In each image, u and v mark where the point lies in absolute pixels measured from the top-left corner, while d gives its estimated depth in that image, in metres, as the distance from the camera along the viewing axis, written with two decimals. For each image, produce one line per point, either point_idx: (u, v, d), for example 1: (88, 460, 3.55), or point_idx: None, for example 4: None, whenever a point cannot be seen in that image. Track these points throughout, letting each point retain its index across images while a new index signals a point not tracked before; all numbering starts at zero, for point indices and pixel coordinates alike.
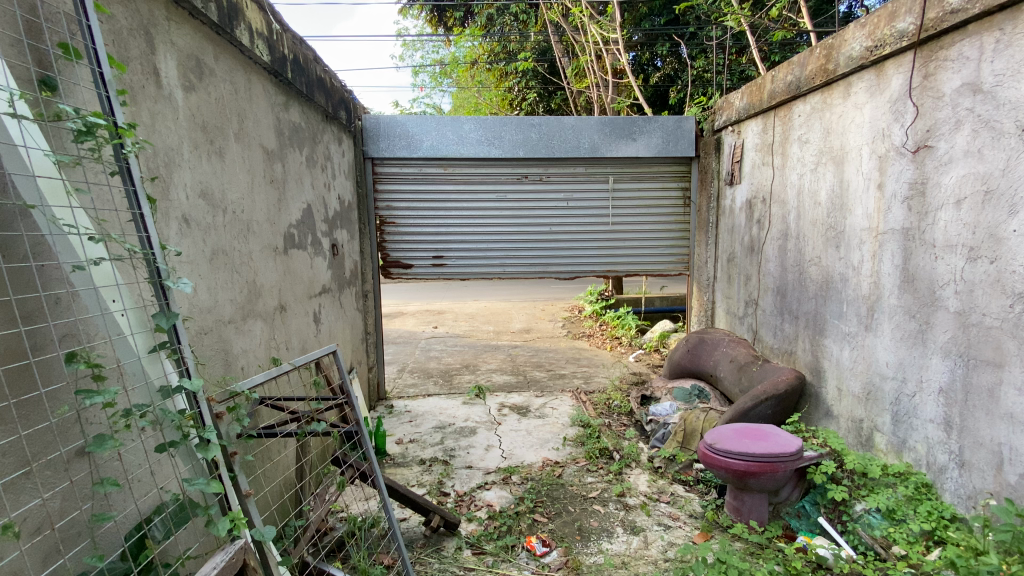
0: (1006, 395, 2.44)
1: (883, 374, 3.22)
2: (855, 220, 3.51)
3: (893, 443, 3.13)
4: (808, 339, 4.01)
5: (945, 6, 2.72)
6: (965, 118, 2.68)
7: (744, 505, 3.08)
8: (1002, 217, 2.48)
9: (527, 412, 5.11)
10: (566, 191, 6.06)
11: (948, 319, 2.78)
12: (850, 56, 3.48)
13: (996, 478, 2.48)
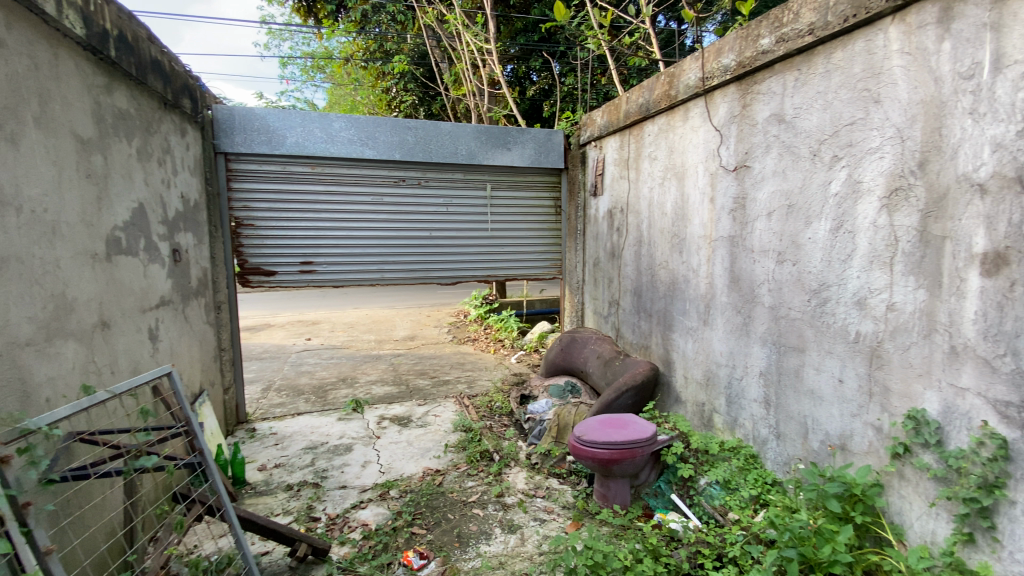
0: (808, 374, 2.95)
1: (718, 362, 3.70)
2: (693, 228, 4.00)
3: (727, 422, 3.60)
4: (660, 334, 4.46)
5: (757, 47, 3.25)
6: (773, 143, 3.21)
7: (610, 491, 3.30)
8: (800, 227, 3.00)
9: (407, 422, 4.97)
10: (444, 196, 6.04)
11: (764, 312, 3.28)
12: (687, 84, 3.97)
13: (803, 445, 2.97)
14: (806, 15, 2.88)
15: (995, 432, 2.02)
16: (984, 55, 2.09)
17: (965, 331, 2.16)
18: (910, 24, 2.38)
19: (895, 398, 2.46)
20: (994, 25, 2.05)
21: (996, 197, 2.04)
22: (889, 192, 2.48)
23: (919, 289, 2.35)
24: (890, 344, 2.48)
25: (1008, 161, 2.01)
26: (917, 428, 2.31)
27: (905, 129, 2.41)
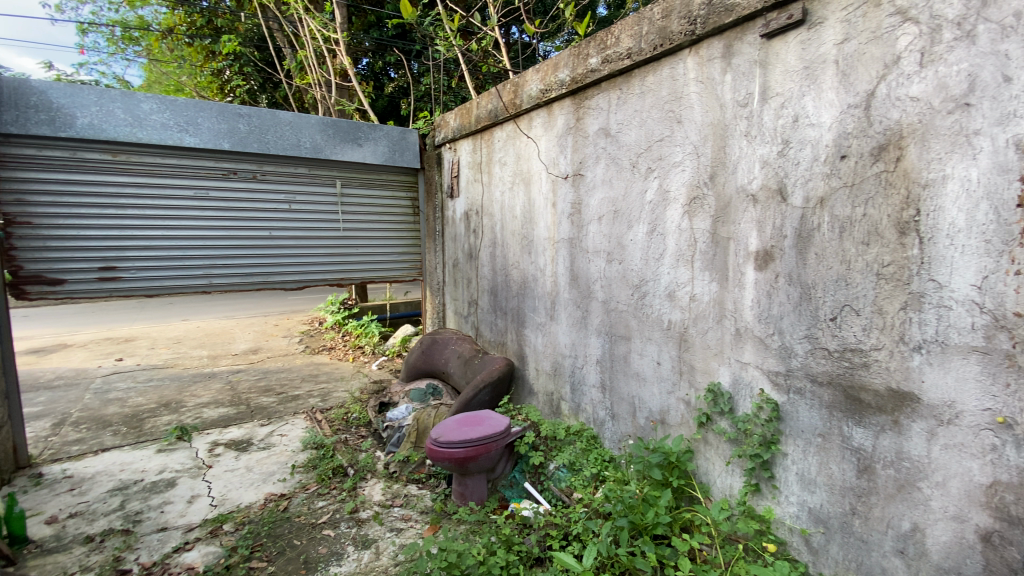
0: (634, 360, 3.32)
1: (563, 354, 3.98)
2: (539, 231, 4.25)
3: (572, 408, 3.90)
4: (514, 331, 4.66)
5: (587, 66, 3.59)
6: (601, 154, 3.56)
7: (467, 489, 3.35)
8: (624, 229, 3.37)
9: (247, 446, 4.45)
10: (286, 192, 5.55)
11: (598, 306, 3.61)
12: (529, 95, 4.22)
13: (633, 423, 3.34)
14: (625, 40, 3.26)
15: (770, 398, 2.49)
16: (754, 88, 2.56)
17: (745, 315, 2.62)
18: (702, 57, 2.83)
19: (699, 375, 2.88)
20: (760, 63, 2.53)
21: (764, 205, 2.51)
22: (690, 201, 2.91)
23: (713, 282, 2.79)
24: (694, 329, 2.91)
25: (771, 176, 2.48)
26: (715, 399, 2.75)
27: (700, 146, 2.85)
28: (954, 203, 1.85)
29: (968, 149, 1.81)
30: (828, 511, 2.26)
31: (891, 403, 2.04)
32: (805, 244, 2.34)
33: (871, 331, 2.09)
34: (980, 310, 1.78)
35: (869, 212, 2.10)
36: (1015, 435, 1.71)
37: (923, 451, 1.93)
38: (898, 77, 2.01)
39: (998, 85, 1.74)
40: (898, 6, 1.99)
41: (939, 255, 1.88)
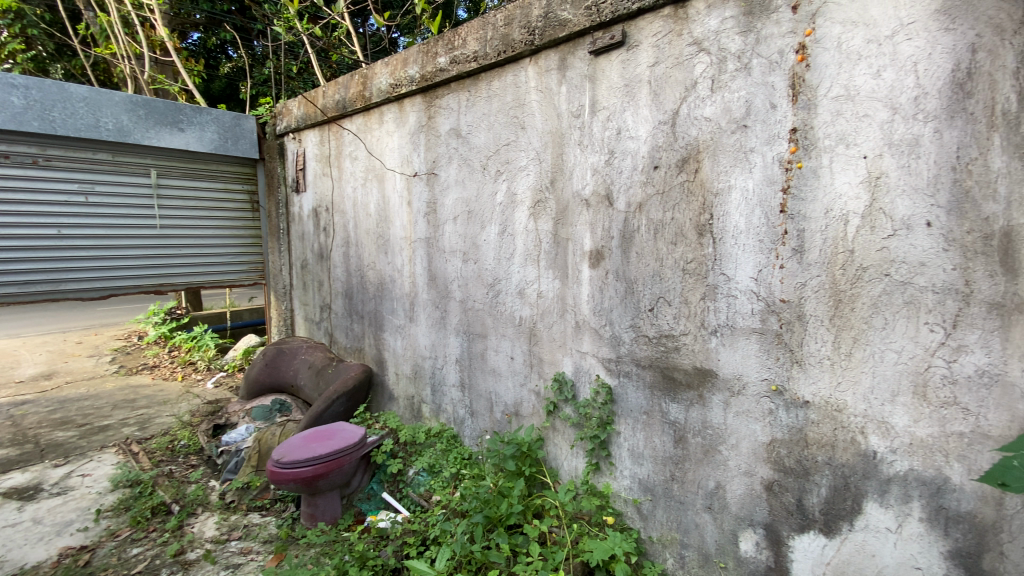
0: (491, 357, 3.39)
1: (422, 356, 3.92)
2: (394, 230, 4.12)
3: (433, 410, 3.85)
4: (371, 335, 4.45)
5: (436, 64, 3.57)
6: (453, 154, 3.57)
7: (317, 509, 3.14)
8: (478, 230, 3.42)
9: (32, 494, 3.59)
10: (82, 182, 4.60)
11: (455, 306, 3.62)
12: (379, 88, 4.07)
13: (490, 419, 3.41)
14: (471, 42, 3.31)
15: (604, 382, 2.74)
16: (585, 100, 2.78)
17: (584, 309, 2.84)
18: (541, 67, 2.99)
19: (547, 367, 3.05)
20: (590, 77, 2.75)
21: (596, 209, 2.75)
22: (535, 203, 3.07)
23: (556, 279, 2.97)
24: (542, 325, 3.07)
25: (601, 182, 2.72)
26: (561, 388, 2.94)
27: (542, 152, 3.02)
28: (738, 209, 2.20)
29: (746, 164, 2.17)
30: (655, 481, 2.55)
31: (698, 380, 2.36)
32: (629, 244, 2.60)
33: (680, 318, 2.41)
34: (757, 298, 2.15)
35: (677, 216, 2.41)
36: (784, 398, 2.10)
37: (722, 419, 2.28)
38: (696, 100, 2.33)
39: (766, 112, 2.12)
40: (695, 38, 2.32)
41: (728, 253, 2.24)
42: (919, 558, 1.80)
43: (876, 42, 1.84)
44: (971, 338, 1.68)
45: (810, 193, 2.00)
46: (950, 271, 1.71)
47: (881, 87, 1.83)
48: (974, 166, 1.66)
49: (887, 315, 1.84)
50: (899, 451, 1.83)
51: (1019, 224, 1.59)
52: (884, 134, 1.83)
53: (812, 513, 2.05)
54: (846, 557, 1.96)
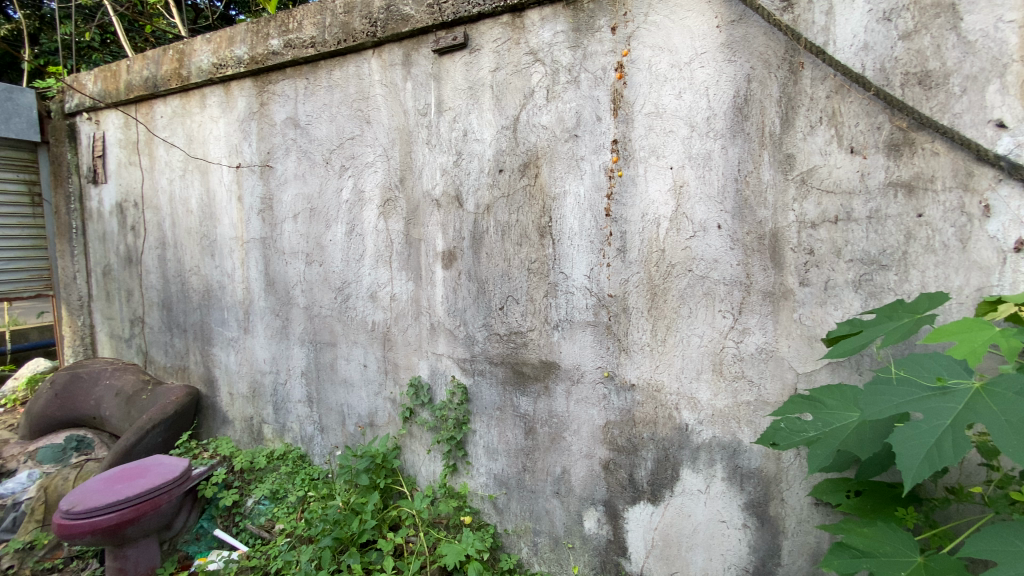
0: (340, 366, 3.19)
1: (262, 371, 3.54)
2: (223, 230, 3.65)
3: (276, 429, 3.50)
4: (198, 351, 3.90)
5: (267, 46, 3.24)
6: (291, 147, 3.28)
7: (128, 561, 2.75)
8: (321, 229, 3.19)
9: None
10: None
11: (299, 313, 3.34)
12: (200, 67, 3.57)
13: (343, 432, 3.22)
14: (308, 27, 3.07)
15: (460, 383, 2.75)
16: (431, 98, 2.75)
17: (437, 310, 2.81)
18: (384, 60, 2.89)
19: (402, 371, 2.97)
20: (434, 76, 2.72)
21: (446, 209, 2.73)
22: (383, 202, 2.95)
23: (408, 281, 2.90)
24: (395, 329, 2.97)
25: (450, 182, 2.71)
26: (416, 392, 2.88)
27: (389, 149, 2.92)
28: (573, 212, 2.36)
29: (578, 171, 2.34)
30: (508, 474, 2.63)
31: (544, 373, 2.49)
32: (479, 245, 2.64)
33: (527, 315, 2.51)
34: (591, 294, 2.33)
35: (520, 218, 2.50)
36: (615, 384, 2.31)
37: (565, 408, 2.44)
38: (534, 107, 2.44)
39: (593, 123, 2.29)
40: (531, 47, 2.43)
41: (565, 253, 2.38)
42: (723, 512, 2.11)
43: (678, 67, 2.10)
44: (752, 322, 2.01)
45: (630, 199, 2.22)
46: (736, 267, 2.02)
47: (682, 107, 2.09)
48: (750, 178, 1.98)
49: (691, 305, 2.12)
50: (705, 422, 2.12)
51: (782, 226, 1.94)
52: (685, 149, 2.09)
53: (641, 485, 2.28)
54: (669, 520, 2.23)
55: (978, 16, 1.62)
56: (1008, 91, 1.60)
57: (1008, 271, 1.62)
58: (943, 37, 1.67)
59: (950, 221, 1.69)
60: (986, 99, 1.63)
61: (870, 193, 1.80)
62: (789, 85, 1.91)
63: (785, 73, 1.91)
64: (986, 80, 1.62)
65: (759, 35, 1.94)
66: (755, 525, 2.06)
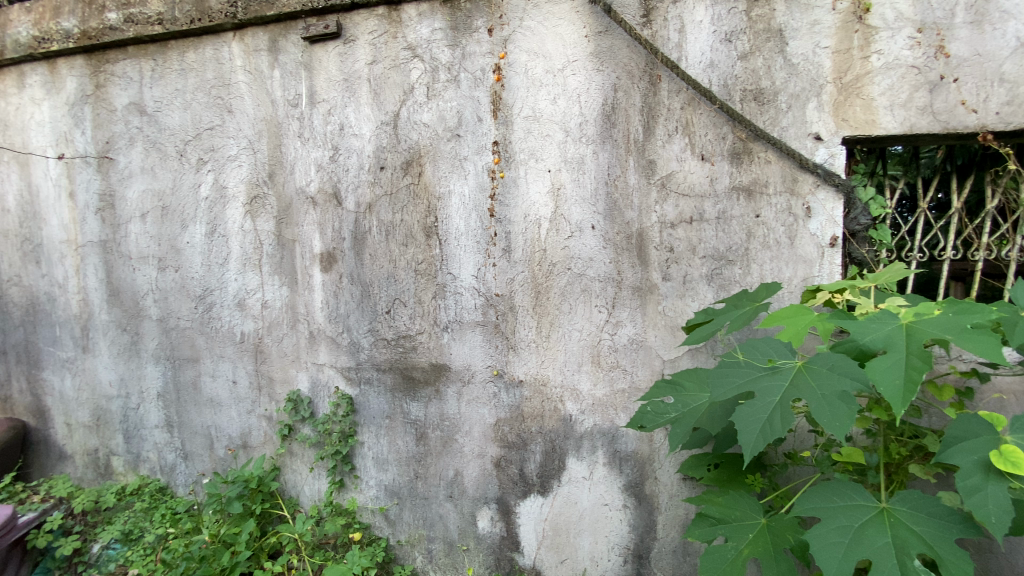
0: (205, 383, 2.85)
1: (107, 395, 3.05)
2: (51, 232, 3.08)
3: (128, 461, 3.04)
4: (20, 377, 3.25)
5: (104, 20, 2.79)
6: (136, 136, 2.86)
7: None
8: (177, 231, 2.83)
9: None
10: None
11: (152, 327, 2.92)
12: (14, 40, 2.97)
13: (211, 456, 2.88)
14: (154, 2, 2.69)
15: (344, 393, 2.59)
16: (302, 89, 2.56)
17: (317, 317, 2.62)
18: (248, 45, 2.62)
19: (278, 385, 2.73)
20: (305, 66, 2.54)
21: (323, 208, 2.56)
22: (250, 200, 2.69)
23: (282, 286, 2.67)
24: (269, 339, 2.72)
25: (326, 180, 2.55)
26: (295, 407, 2.66)
27: (255, 141, 2.66)
28: (457, 212, 2.34)
29: (461, 171, 2.32)
30: (399, 483, 2.54)
31: (434, 376, 2.44)
32: (360, 246, 2.51)
33: (415, 318, 2.44)
34: (479, 294, 2.33)
35: (404, 217, 2.42)
36: (504, 381, 2.33)
37: (456, 410, 2.41)
38: (414, 104, 2.38)
39: (474, 123, 2.29)
40: (409, 42, 2.36)
41: (451, 253, 2.36)
42: (606, 495, 2.24)
43: (552, 72, 2.17)
44: (625, 315, 2.15)
45: (512, 200, 2.26)
46: (609, 264, 2.15)
47: (557, 112, 2.17)
48: (618, 181, 2.12)
49: (572, 302, 2.21)
50: (587, 411, 2.23)
51: (647, 227, 2.10)
52: (562, 153, 2.17)
53: (531, 479, 2.34)
54: (557, 510, 2.31)
55: (799, 42, 1.88)
56: (823, 109, 1.87)
57: (825, 263, 1.90)
58: (772, 59, 1.91)
59: (780, 221, 1.95)
60: (806, 115, 1.89)
61: (718, 196, 2.01)
62: (650, 96, 2.06)
63: (646, 84, 2.06)
64: (806, 99, 1.89)
65: (623, 48, 2.07)
66: (633, 504, 2.21)
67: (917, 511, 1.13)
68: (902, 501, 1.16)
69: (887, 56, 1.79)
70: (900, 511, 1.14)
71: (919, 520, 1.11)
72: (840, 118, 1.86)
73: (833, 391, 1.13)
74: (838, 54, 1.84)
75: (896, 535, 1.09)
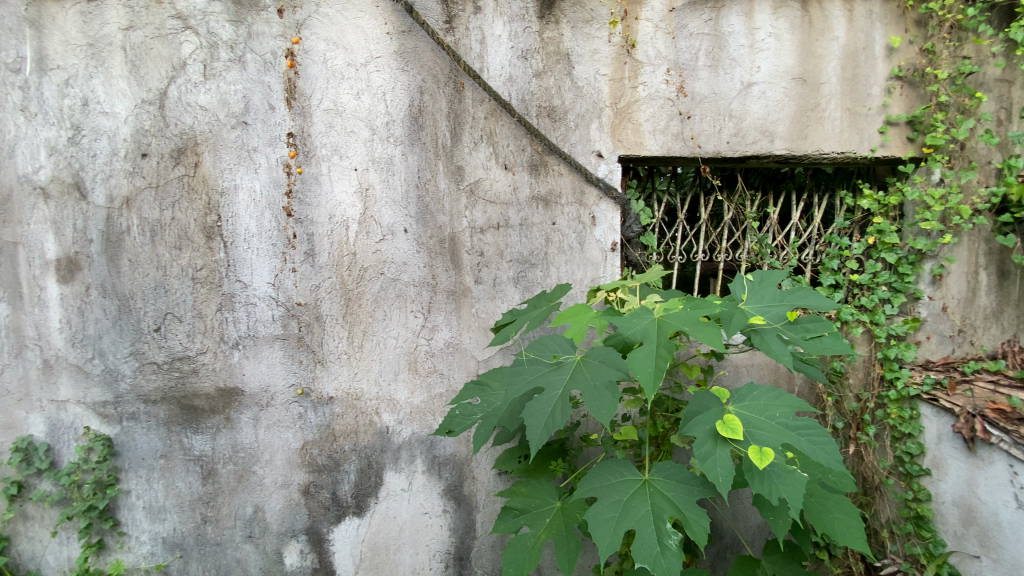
0: None
1: None
2: None
3: None
4: None
5: None
6: None
7: None
8: None
9: None
10: None
11: None
12: None
13: None
14: None
15: (99, 434, 2.08)
16: (26, 50, 1.99)
17: (55, 340, 2.06)
18: None
19: None
20: (28, 22, 1.98)
21: (61, 202, 2.03)
22: None
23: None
24: None
25: (64, 166, 2.02)
26: (26, 458, 2.06)
27: None
28: (247, 211, 2.04)
29: (250, 164, 2.03)
30: (181, 532, 2.14)
31: (222, 403, 2.10)
32: (116, 249, 2.04)
33: (195, 336, 2.07)
34: (277, 304, 2.07)
35: (176, 215, 2.04)
36: (311, 400, 2.11)
37: (253, 437, 2.11)
38: (186, 83, 2.02)
39: (265, 111, 2.03)
40: (178, 11, 1.99)
41: (240, 258, 2.05)
42: (425, 504, 2.18)
43: (354, 66, 2.04)
44: (440, 319, 2.13)
45: (314, 199, 2.06)
46: (422, 268, 2.10)
47: (361, 108, 2.05)
48: (429, 185, 2.08)
49: (385, 308, 2.10)
50: (404, 421, 2.15)
51: (458, 231, 2.10)
52: (367, 151, 2.06)
53: (345, 501, 2.16)
54: (375, 528, 2.18)
55: (583, 67, 2.07)
56: (603, 130, 2.10)
57: (608, 266, 2.13)
58: (562, 80, 2.07)
59: (573, 228, 2.13)
60: (590, 134, 2.09)
61: (521, 204, 2.11)
62: (455, 102, 2.06)
63: (450, 90, 2.06)
64: (589, 119, 2.09)
65: (427, 51, 2.04)
66: (453, 508, 2.19)
67: (669, 478, 1.29)
68: (659, 470, 1.31)
69: (650, 88, 2.09)
70: (658, 479, 1.29)
71: (670, 486, 1.27)
72: (617, 139, 2.10)
73: (602, 380, 1.25)
74: (614, 82, 2.08)
75: (654, 503, 1.24)
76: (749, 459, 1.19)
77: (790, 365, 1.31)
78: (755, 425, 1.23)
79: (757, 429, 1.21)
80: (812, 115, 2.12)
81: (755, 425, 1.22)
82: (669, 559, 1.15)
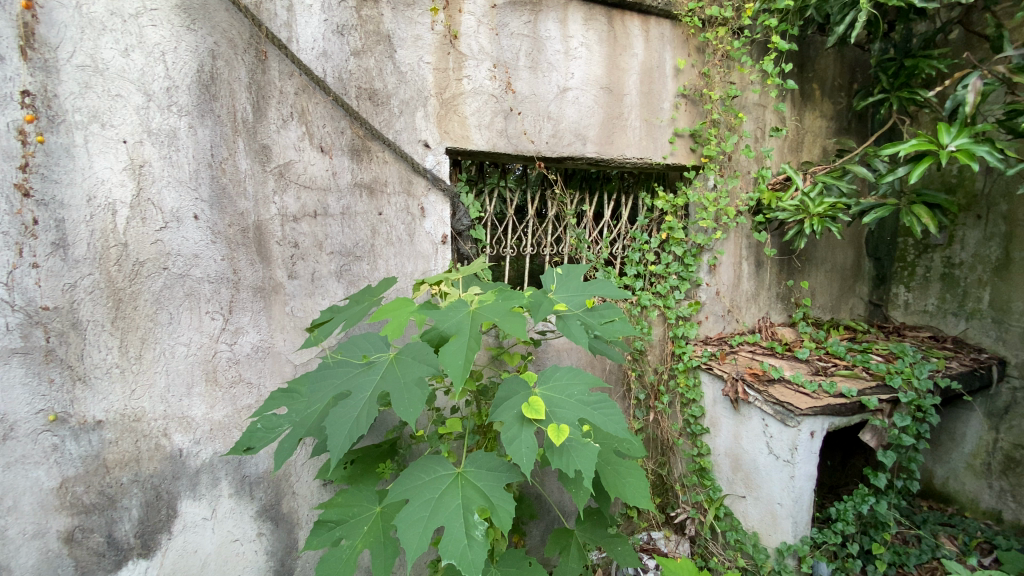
0: None
1: None
2: None
3: None
4: None
5: None
6: None
7: None
8: None
9: None
10: None
11: None
12: None
13: None
14: None
15: None
16: None
17: None
18: None
19: None
20: None
21: None
22: None
23: None
24: None
25: None
26: None
27: None
28: None
29: None
30: None
31: None
32: None
33: None
34: (13, 309, 1.58)
35: None
36: (69, 428, 1.68)
37: None
38: None
39: None
40: None
41: None
42: (234, 530, 1.92)
43: (120, 16, 1.66)
44: (245, 321, 1.89)
45: (63, 174, 1.62)
46: (219, 262, 1.83)
47: (131, 68, 1.68)
48: (226, 164, 1.81)
49: (171, 310, 1.79)
50: (202, 441, 1.86)
51: (265, 219, 1.88)
52: (142, 121, 1.71)
53: (127, 542, 1.79)
54: (169, 569, 1.85)
55: (406, 52, 2.00)
56: (429, 119, 2.05)
57: (438, 258, 2.13)
58: (383, 62, 1.97)
59: (400, 219, 2.06)
60: (415, 122, 2.03)
61: (340, 191, 1.97)
62: (257, 72, 1.83)
63: (251, 58, 1.81)
64: (414, 107, 2.03)
65: (220, 10, 1.77)
66: (269, 529, 1.98)
67: (481, 468, 1.31)
68: (472, 462, 1.33)
69: (474, 81, 2.10)
70: (471, 471, 1.31)
71: (481, 476, 1.29)
72: (443, 130, 2.08)
73: (413, 378, 1.20)
74: (438, 71, 2.05)
75: (465, 494, 1.24)
76: (548, 436, 1.24)
77: (586, 346, 1.40)
78: (556, 403, 1.29)
79: (557, 407, 1.28)
80: (617, 123, 2.34)
81: (555, 404, 1.29)
82: (475, 551, 1.15)
